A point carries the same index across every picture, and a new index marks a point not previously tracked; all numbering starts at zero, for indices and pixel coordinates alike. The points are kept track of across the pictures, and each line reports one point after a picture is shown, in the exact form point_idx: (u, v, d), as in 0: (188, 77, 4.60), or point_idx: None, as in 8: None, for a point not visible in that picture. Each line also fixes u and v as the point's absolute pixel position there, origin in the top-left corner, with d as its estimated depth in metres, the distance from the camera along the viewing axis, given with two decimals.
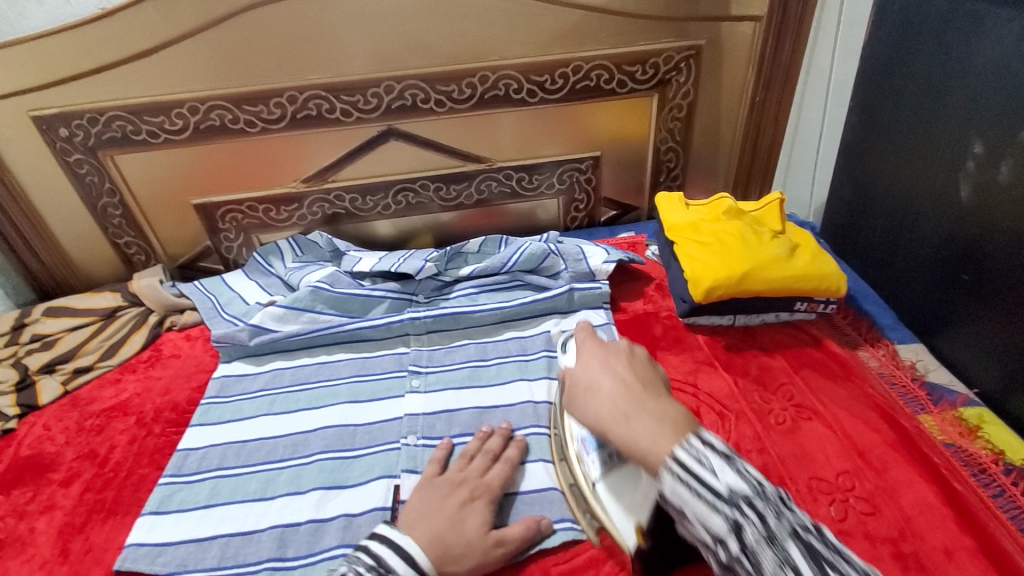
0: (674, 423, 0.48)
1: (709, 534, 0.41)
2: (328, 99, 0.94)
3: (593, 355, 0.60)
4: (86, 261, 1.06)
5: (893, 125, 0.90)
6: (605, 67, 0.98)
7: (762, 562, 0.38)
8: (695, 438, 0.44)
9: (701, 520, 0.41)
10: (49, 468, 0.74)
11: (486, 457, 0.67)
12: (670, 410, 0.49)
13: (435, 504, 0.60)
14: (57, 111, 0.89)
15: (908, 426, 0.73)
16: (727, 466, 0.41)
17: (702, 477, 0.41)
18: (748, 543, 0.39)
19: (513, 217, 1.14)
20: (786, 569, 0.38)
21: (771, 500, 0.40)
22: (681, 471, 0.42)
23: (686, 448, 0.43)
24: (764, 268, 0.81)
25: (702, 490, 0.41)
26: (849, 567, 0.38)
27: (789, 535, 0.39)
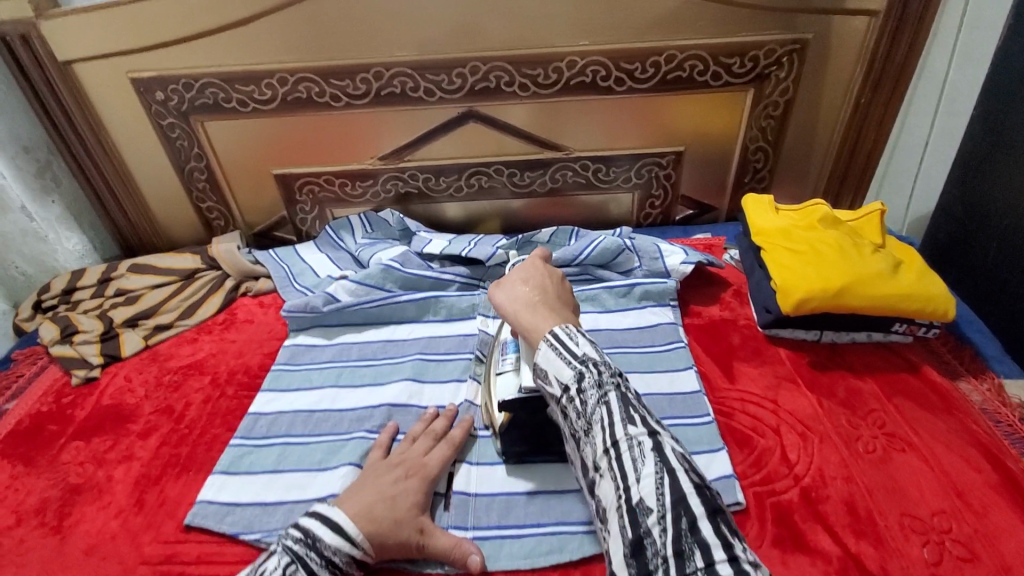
0: (574, 342, 0.56)
1: (559, 383, 0.55)
2: (413, 77, 0.93)
3: (535, 272, 0.68)
4: (170, 222, 1.10)
5: (1021, 138, 0.81)
6: (700, 58, 0.93)
7: (587, 398, 0.53)
8: (572, 327, 0.58)
9: (557, 372, 0.55)
10: (129, 419, 0.77)
11: (428, 439, 0.67)
12: (574, 333, 0.57)
13: (369, 482, 0.61)
14: (156, 75, 0.92)
15: (1016, 470, 0.66)
16: (588, 342, 0.56)
17: (568, 347, 0.55)
18: (584, 388, 0.53)
19: (585, 209, 1.11)
20: (601, 403, 0.52)
21: (610, 370, 0.54)
22: (554, 341, 0.56)
23: (563, 329, 0.58)
24: (862, 282, 0.75)
25: (563, 351, 0.55)
26: (652, 418, 0.52)
27: (615, 386, 0.52)
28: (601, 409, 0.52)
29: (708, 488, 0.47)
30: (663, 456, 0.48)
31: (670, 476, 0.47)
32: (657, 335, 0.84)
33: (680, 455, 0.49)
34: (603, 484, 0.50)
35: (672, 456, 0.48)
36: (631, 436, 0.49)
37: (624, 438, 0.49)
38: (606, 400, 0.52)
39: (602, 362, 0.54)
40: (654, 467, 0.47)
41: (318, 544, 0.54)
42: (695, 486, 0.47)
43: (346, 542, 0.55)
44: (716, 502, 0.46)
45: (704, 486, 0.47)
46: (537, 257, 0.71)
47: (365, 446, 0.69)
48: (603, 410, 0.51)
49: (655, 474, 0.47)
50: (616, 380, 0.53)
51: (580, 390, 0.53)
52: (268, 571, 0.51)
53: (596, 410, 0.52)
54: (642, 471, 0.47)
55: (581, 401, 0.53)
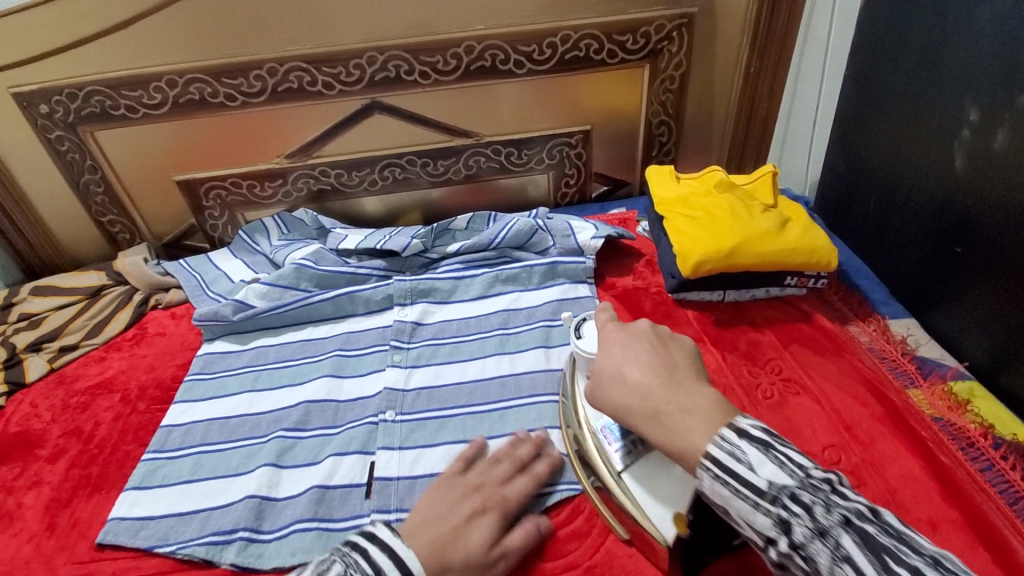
0: (749, 468, 0.42)
1: (759, 533, 0.42)
2: (310, 70, 0.91)
3: (641, 352, 0.54)
4: (72, 240, 1.05)
5: (888, 94, 0.87)
6: (595, 37, 0.95)
7: (814, 555, 0.39)
8: (732, 432, 0.44)
9: (752, 521, 0.42)
10: (35, 444, 0.74)
11: (511, 465, 0.62)
12: (740, 448, 0.43)
13: (443, 508, 0.56)
14: (34, 86, 0.87)
15: (896, 400, 0.72)
16: (766, 459, 0.42)
17: (740, 473, 0.42)
18: (800, 540, 0.40)
19: (503, 193, 1.12)
20: (838, 560, 0.38)
21: (815, 490, 0.41)
22: (717, 471, 0.43)
23: (722, 444, 0.44)
24: (753, 241, 0.80)
25: (742, 487, 0.42)
26: (904, 550, 0.38)
27: (842, 526, 0.39)
28: (840, 566, 0.38)
29: None
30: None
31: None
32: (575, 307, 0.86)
33: None
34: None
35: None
36: None
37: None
38: (841, 552, 0.38)
39: (800, 486, 0.41)
40: None
41: None
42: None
43: None
44: None
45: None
46: (614, 331, 0.58)
47: (283, 446, 0.69)
48: (845, 567, 0.38)
49: None
50: (836, 511, 0.40)
51: (796, 544, 0.40)
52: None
53: (838, 573, 0.38)
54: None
55: (804, 556, 0.40)
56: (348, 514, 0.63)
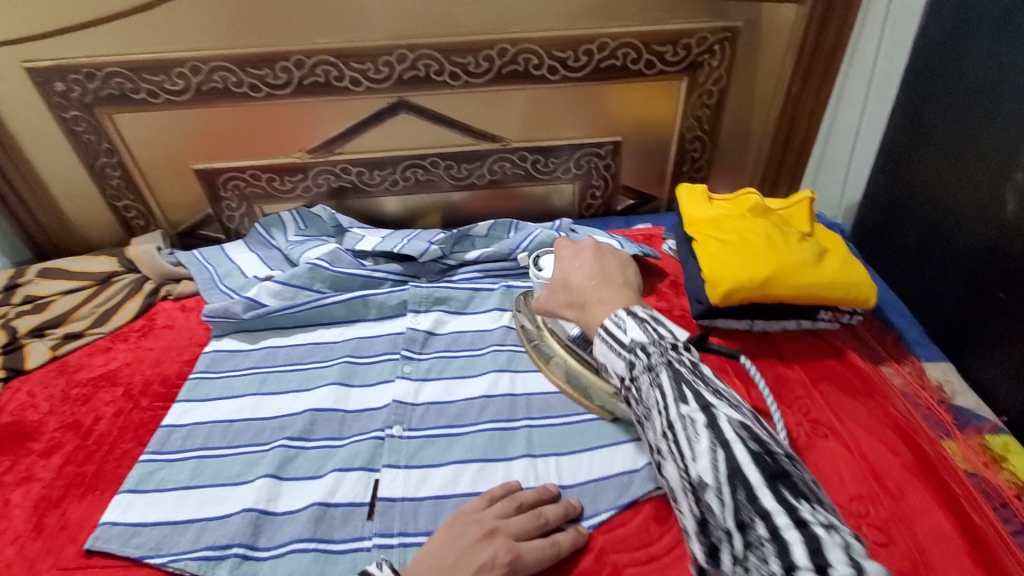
0: (622, 330, 0.59)
1: (618, 375, 0.59)
2: (337, 65, 0.88)
3: (584, 265, 0.70)
4: (85, 223, 1.04)
5: (939, 125, 0.83)
6: (633, 46, 0.91)
7: (642, 384, 0.56)
8: (621, 313, 0.61)
9: (610, 364, 0.59)
10: (30, 437, 0.72)
11: (534, 518, 0.58)
12: (623, 320, 0.60)
13: (450, 558, 0.53)
14: (53, 63, 0.85)
15: (930, 451, 0.68)
16: (636, 325, 0.59)
17: (616, 335, 0.59)
18: (636, 374, 0.56)
19: (526, 201, 1.09)
20: (656, 386, 0.54)
21: (661, 347, 0.56)
22: (605, 334, 0.60)
23: (613, 318, 0.61)
24: (787, 271, 0.76)
25: (614, 343, 0.59)
26: (704, 389, 0.52)
27: (663, 365, 0.54)
28: (654, 391, 0.54)
29: (767, 452, 0.48)
30: (717, 429, 0.49)
31: (725, 449, 0.48)
32: None
33: (736, 424, 0.49)
34: (667, 459, 0.53)
35: (727, 425, 0.49)
36: (683, 414, 0.51)
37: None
38: (657, 382, 0.54)
39: (652, 343, 0.56)
40: (709, 442, 0.49)
41: None
42: (751, 452, 0.47)
43: None
44: (780, 468, 0.47)
45: (759, 446, 0.48)
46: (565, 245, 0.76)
47: (285, 456, 0.66)
48: (657, 392, 0.54)
49: (710, 448, 0.48)
50: (667, 359, 0.55)
51: (634, 378, 0.57)
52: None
53: (651, 393, 0.54)
54: (696, 448, 0.49)
55: (636, 387, 0.57)
56: (346, 536, 0.60)
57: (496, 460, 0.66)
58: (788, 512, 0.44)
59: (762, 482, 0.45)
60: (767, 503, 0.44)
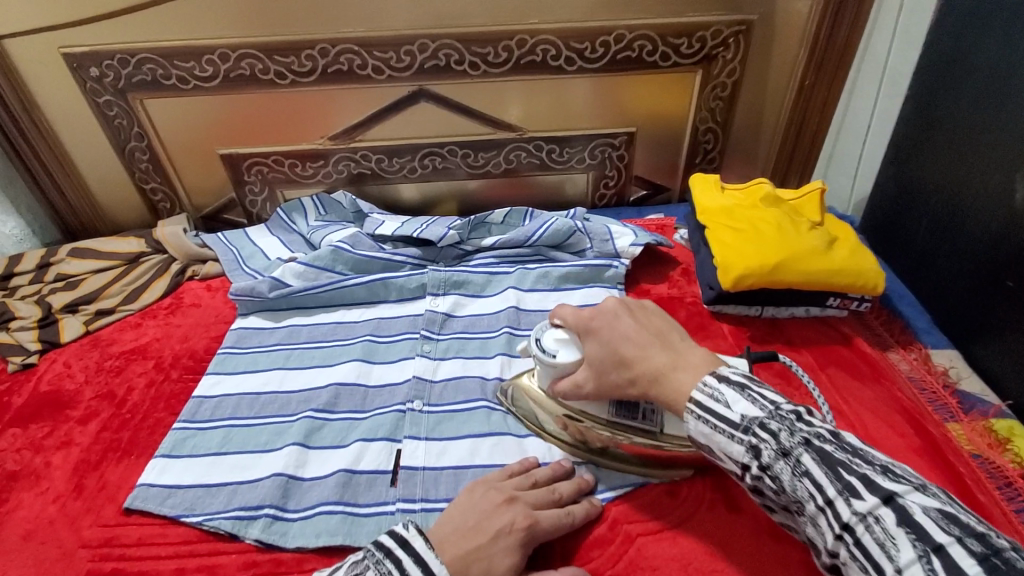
0: (726, 405, 0.49)
1: (735, 462, 0.48)
2: (360, 54, 0.91)
3: (626, 329, 0.59)
4: (113, 205, 1.07)
5: (949, 117, 0.84)
6: (649, 38, 0.93)
7: (780, 474, 0.46)
8: (710, 378, 0.51)
9: (726, 450, 0.49)
10: (68, 405, 0.75)
11: (549, 493, 0.60)
12: (718, 391, 0.50)
13: (472, 521, 0.55)
14: (89, 49, 0.88)
15: (935, 433, 0.70)
16: (740, 397, 0.49)
17: (718, 411, 0.49)
18: (767, 463, 0.46)
19: (541, 190, 1.11)
20: (803, 477, 0.44)
21: (783, 419, 0.47)
22: (700, 410, 0.50)
23: (704, 389, 0.50)
24: (798, 259, 0.78)
25: (721, 423, 0.49)
26: (864, 467, 0.43)
27: (802, 447, 0.45)
28: (802, 483, 0.44)
29: (998, 551, 0.37)
30: (914, 527, 0.39)
31: (941, 555, 0.38)
32: None
33: (936, 513, 0.40)
34: (847, 565, 0.43)
35: (922, 516, 0.40)
36: (862, 513, 0.41)
37: (852, 516, 0.42)
38: (803, 471, 0.44)
39: (770, 416, 0.47)
40: (913, 548, 0.39)
41: None
42: (975, 554, 0.37)
43: None
44: (1020, 568, 0.36)
45: (980, 542, 0.38)
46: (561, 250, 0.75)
47: (311, 426, 0.69)
48: (808, 485, 0.44)
49: (918, 557, 0.38)
50: (803, 438, 0.46)
51: (765, 468, 0.46)
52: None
53: (799, 485, 0.45)
54: (898, 554, 0.39)
55: (771, 477, 0.46)
56: (372, 501, 0.63)
57: (513, 434, 0.69)
58: None
59: None
60: None
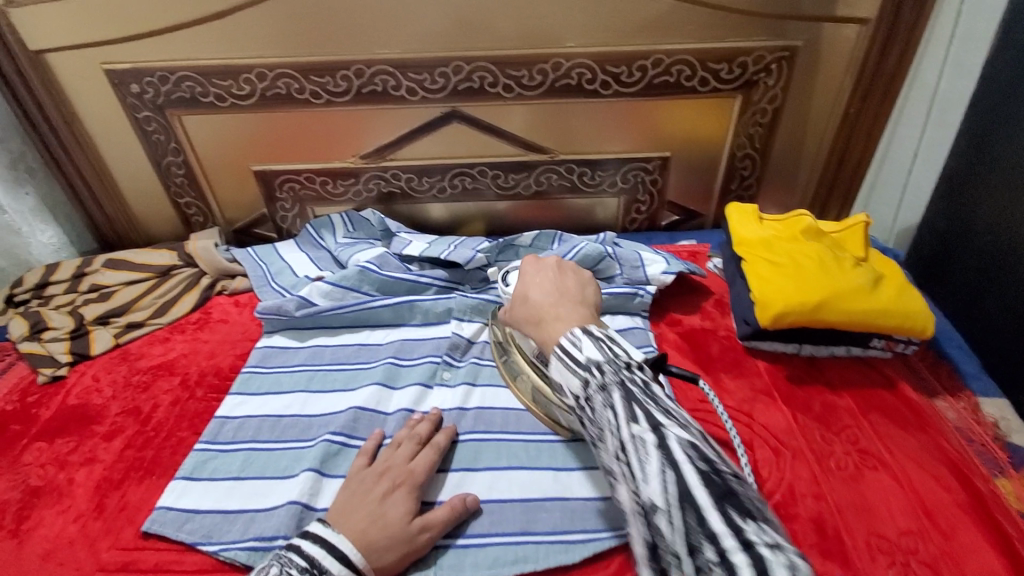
0: (578, 349, 0.51)
1: (574, 394, 0.51)
2: (395, 75, 0.91)
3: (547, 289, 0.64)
4: (148, 217, 1.09)
5: (1006, 151, 0.80)
6: (688, 63, 0.91)
7: (596, 405, 0.48)
8: (577, 330, 0.54)
9: (567, 383, 0.51)
10: (94, 420, 0.76)
11: (410, 444, 0.65)
12: (578, 338, 0.53)
13: (356, 499, 0.59)
14: (131, 67, 0.90)
15: (986, 490, 0.65)
16: (592, 344, 0.51)
17: (573, 356, 0.51)
18: (591, 395, 0.49)
19: (570, 213, 1.09)
20: (607, 406, 0.47)
21: (619, 365, 0.49)
22: (561, 352, 0.53)
23: (568, 337, 0.53)
24: (842, 296, 0.74)
25: (570, 362, 0.51)
26: (657, 405, 0.46)
27: (617, 383, 0.47)
28: (607, 413, 0.47)
29: (719, 472, 0.41)
30: (665, 450, 0.42)
31: (676, 470, 0.41)
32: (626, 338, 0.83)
33: (686, 444, 0.42)
34: (619, 481, 0.46)
35: (677, 446, 0.43)
36: (634, 436, 0.44)
37: (627, 438, 0.44)
38: (609, 403, 0.47)
39: (609, 360, 0.49)
40: (659, 464, 0.42)
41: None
42: (700, 472, 0.41)
43: (353, 572, 0.53)
44: (729, 486, 0.40)
45: (709, 464, 0.41)
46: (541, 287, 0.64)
47: (328, 451, 0.68)
48: (609, 414, 0.46)
49: (659, 473, 0.41)
50: (621, 376, 0.47)
51: (589, 398, 0.49)
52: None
53: (602, 415, 0.47)
54: (647, 471, 0.42)
55: (591, 409, 0.49)
56: None
57: (533, 468, 0.67)
58: (735, 533, 0.37)
59: (712, 505, 0.39)
60: (716, 525, 0.38)
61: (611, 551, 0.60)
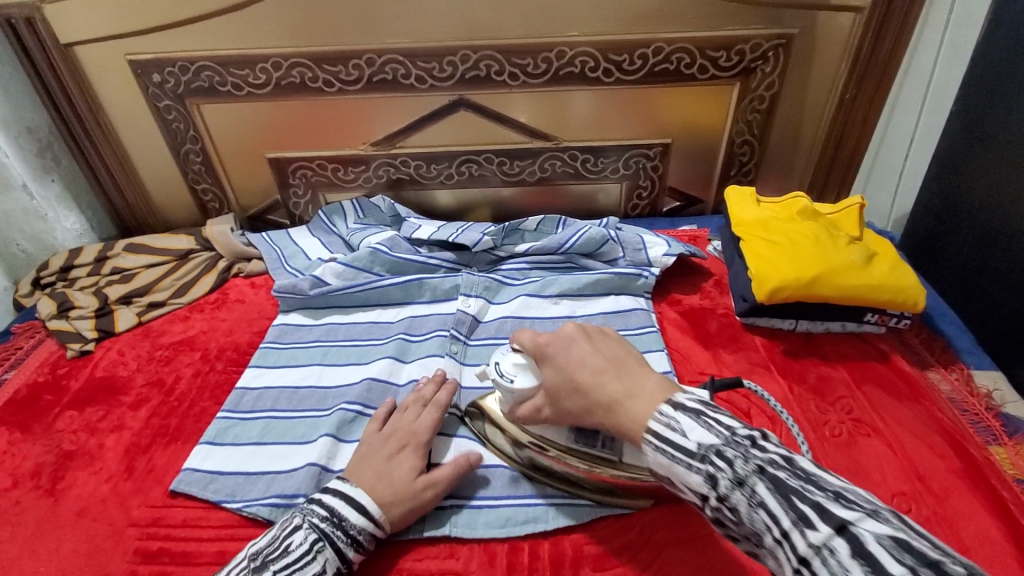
0: (681, 433, 0.45)
1: (694, 492, 0.44)
2: (405, 64, 0.94)
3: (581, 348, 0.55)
4: (166, 204, 1.13)
5: (997, 132, 0.83)
6: (687, 51, 0.94)
7: (736, 505, 0.42)
8: (665, 404, 0.47)
9: (684, 480, 0.45)
10: (120, 391, 0.79)
11: (417, 405, 0.67)
12: (673, 417, 0.46)
13: (367, 458, 0.62)
14: (152, 57, 0.94)
15: (976, 456, 0.68)
16: (696, 423, 0.45)
17: (675, 441, 0.45)
18: (723, 493, 0.42)
19: (574, 199, 1.12)
20: (756, 506, 0.40)
21: (738, 445, 0.43)
22: (656, 440, 0.46)
23: (659, 418, 0.47)
24: (835, 272, 0.77)
25: (677, 453, 0.45)
26: (818, 493, 0.39)
27: (756, 475, 0.41)
28: (758, 514, 0.40)
29: (945, 573, 0.33)
30: (866, 557, 0.35)
31: None
32: (628, 317, 0.86)
33: (888, 542, 0.35)
34: None
35: (877, 547, 0.35)
36: (817, 545, 0.37)
37: (807, 548, 0.37)
38: (757, 501, 0.40)
39: (727, 443, 0.43)
40: None
41: (345, 523, 0.56)
42: None
43: (370, 522, 0.57)
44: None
45: (925, 564, 0.33)
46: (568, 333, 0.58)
47: (344, 418, 0.71)
48: (762, 515, 0.40)
49: None
50: (756, 465, 0.42)
51: (723, 498, 0.42)
52: (295, 546, 0.54)
53: (754, 517, 0.40)
54: None
55: (730, 508, 0.42)
56: None
57: None
58: None
59: None
60: None
61: (613, 508, 0.63)
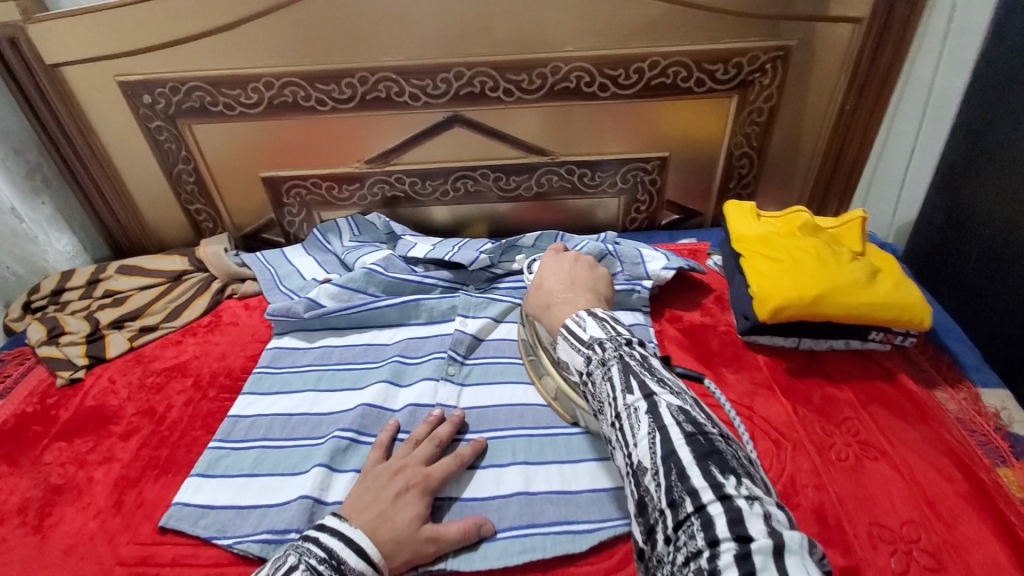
0: (582, 329, 0.58)
1: (577, 370, 0.57)
2: (398, 81, 0.93)
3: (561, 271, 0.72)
4: (159, 224, 1.12)
5: (1001, 145, 0.81)
6: (684, 65, 0.93)
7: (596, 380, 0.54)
8: (581, 313, 0.61)
9: (572, 360, 0.58)
10: (111, 420, 0.78)
11: (430, 444, 0.65)
12: (582, 319, 0.59)
13: (371, 495, 0.59)
14: (143, 78, 0.93)
15: (986, 479, 0.66)
16: (594, 324, 0.58)
17: (575, 334, 0.58)
18: (591, 370, 0.55)
19: (571, 213, 1.11)
20: (606, 378, 0.52)
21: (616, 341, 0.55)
22: (565, 333, 0.59)
23: (574, 319, 0.60)
24: (839, 290, 0.75)
25: (574, 341, 0.58)
26: (651, 376, 0.51)
27: (615, 359, 0.53)
28: (606, 385, 0.52)
29: (703, 435, 0.45)
30: (656, 416, 0.47)
31: (663, 432, 0.46)
32: None
33: (675, 411, 0.47)
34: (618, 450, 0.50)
35: (667, 412, 0.47)
36: (628, 404, 0.49)
37: (623, 408, 0.49)
38: (608, 375, 0.52)
39: (609, 338, 0.55)
40: (648, 427, 0.46)
41: (343, 567, 0.51)
42: (686, 435, 0.45)
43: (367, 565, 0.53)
44: (712, 448, 0.44)
45: (694, 429, 0.45)
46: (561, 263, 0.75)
47: (337, 448, 0.69)
48: (607, 386, 0.52)
49: (649, 436, 0.46)
50: (620, 352, 0.53)
51: (590, 372, 0.55)
52: None
53: (602, 387, 0.52)
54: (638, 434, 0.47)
55: (591, 382, 0.54)
56: None
57: (537, 462, 0.68)
58: (712, 487, 0.41)
59: (693, 462, 0.43)
60: (696, 481, 0.42)
61: (613, 539, 0.61)
